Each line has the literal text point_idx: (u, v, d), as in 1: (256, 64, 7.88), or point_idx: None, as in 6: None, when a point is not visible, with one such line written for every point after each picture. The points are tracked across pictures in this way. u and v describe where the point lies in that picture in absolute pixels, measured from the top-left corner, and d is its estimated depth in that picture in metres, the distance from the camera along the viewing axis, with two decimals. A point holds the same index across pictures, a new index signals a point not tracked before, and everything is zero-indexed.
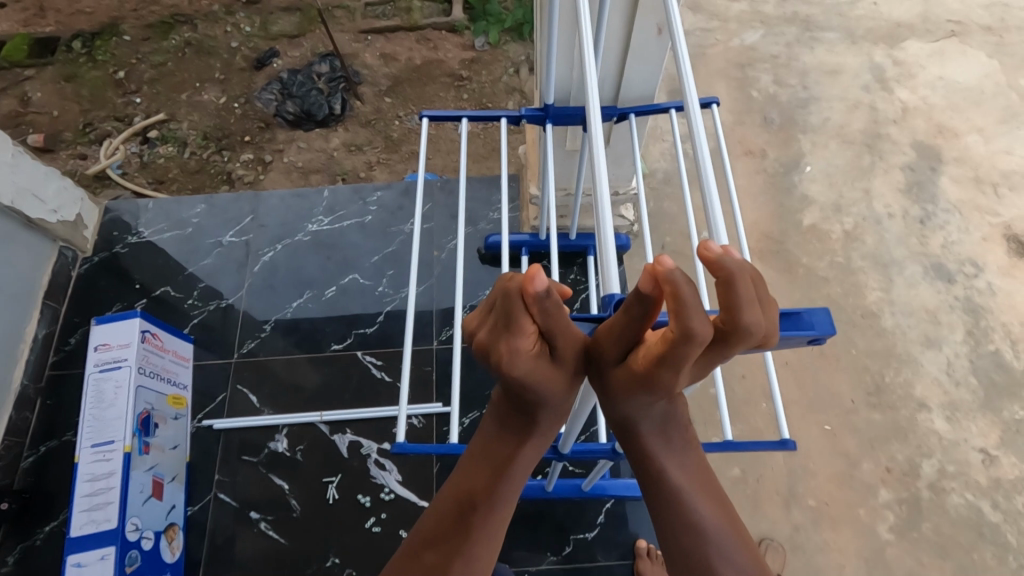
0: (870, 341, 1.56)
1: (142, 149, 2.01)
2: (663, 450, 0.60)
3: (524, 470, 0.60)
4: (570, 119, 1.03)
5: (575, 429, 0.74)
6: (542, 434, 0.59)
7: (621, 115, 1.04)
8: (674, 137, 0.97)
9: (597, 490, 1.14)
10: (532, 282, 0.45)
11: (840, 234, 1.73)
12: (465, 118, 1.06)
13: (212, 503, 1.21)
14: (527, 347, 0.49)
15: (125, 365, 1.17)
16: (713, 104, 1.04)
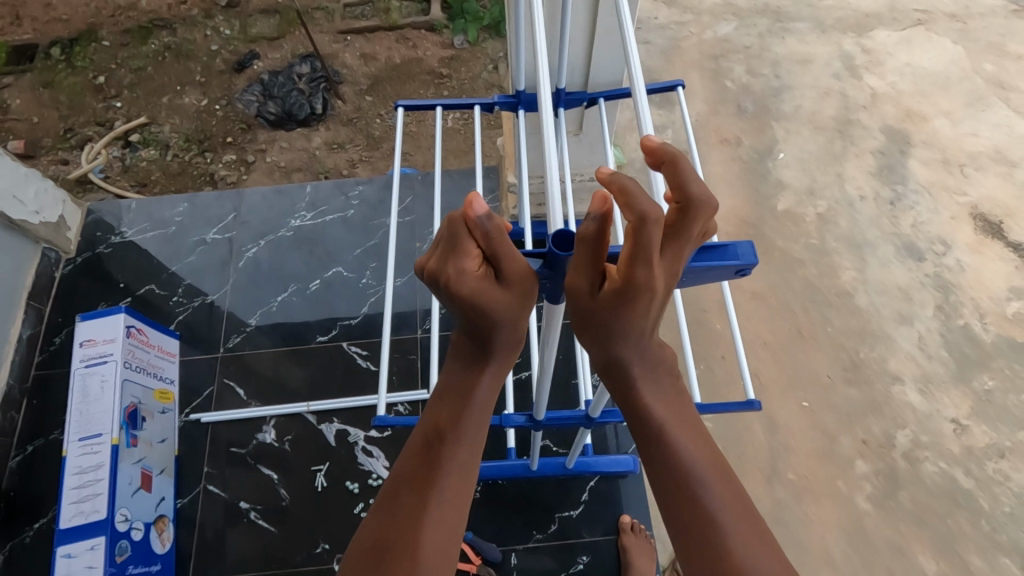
0: (846, 319, 1.60)
1: (124, 153, 2.02)
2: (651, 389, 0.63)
3: (488, 399, 0.63)
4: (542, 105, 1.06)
5: (544, 392, 0.78)
6: (497, 367, 0.63)
7: (591, 99, 1.06)
8: (643, 118, 1.00)
9: (580, 466, 1.18)
10: (476, 211, 0.51)
11: (814, 217, 1.77)
12: (439, 105, 1.07)
13: (201, 495, 1.22)
14: (474, 270, 0.54)
15: (111, 360, 1.17)
16: (680, 87, 1.06)
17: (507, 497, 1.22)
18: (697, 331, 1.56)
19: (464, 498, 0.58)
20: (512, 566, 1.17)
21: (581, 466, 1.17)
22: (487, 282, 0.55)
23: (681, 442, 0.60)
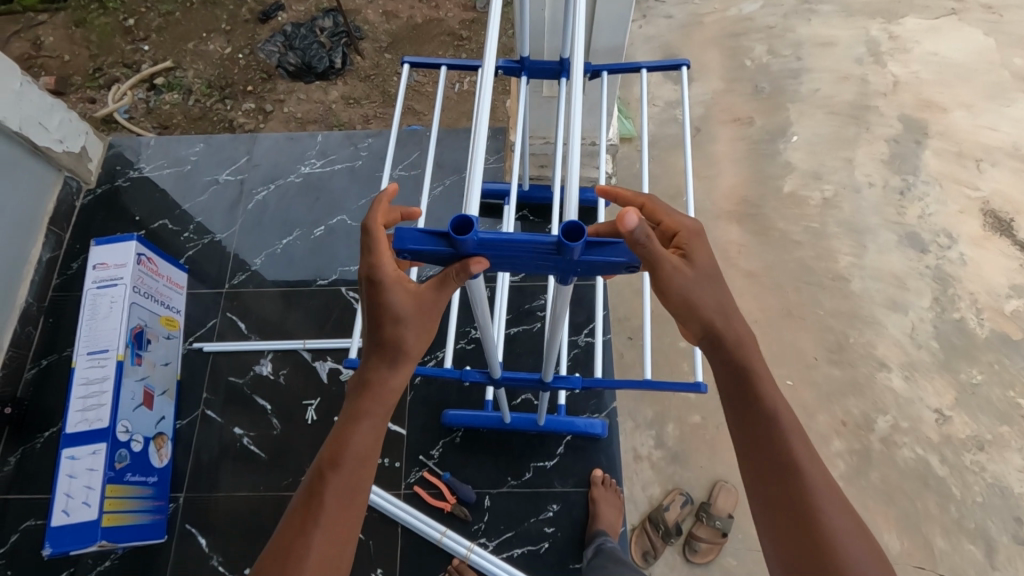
0: (838, 303, 1.61)
1: (149, 95, 2.07)
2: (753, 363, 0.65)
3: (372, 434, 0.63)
4: (545, 73, 1.08)
5: (494, 351, 0.86)
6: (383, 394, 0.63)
7: (595, 71, 1.08)
8: (642, 94, 1.01)
9: (551, 423, 1.25)
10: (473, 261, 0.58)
11: (819, 201, 1.76)
12: (444, 65, 1.09)
13: (199, 419, 1.30)
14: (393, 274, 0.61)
15: (121, 283, 1.23)
16: (685, 66, 1.09)
17: (485, 444, 1.27)
18: None
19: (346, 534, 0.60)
20: (486, 507, 1.22)
21: (552, 423, 1.25)
22: (396, 287, 0.61)
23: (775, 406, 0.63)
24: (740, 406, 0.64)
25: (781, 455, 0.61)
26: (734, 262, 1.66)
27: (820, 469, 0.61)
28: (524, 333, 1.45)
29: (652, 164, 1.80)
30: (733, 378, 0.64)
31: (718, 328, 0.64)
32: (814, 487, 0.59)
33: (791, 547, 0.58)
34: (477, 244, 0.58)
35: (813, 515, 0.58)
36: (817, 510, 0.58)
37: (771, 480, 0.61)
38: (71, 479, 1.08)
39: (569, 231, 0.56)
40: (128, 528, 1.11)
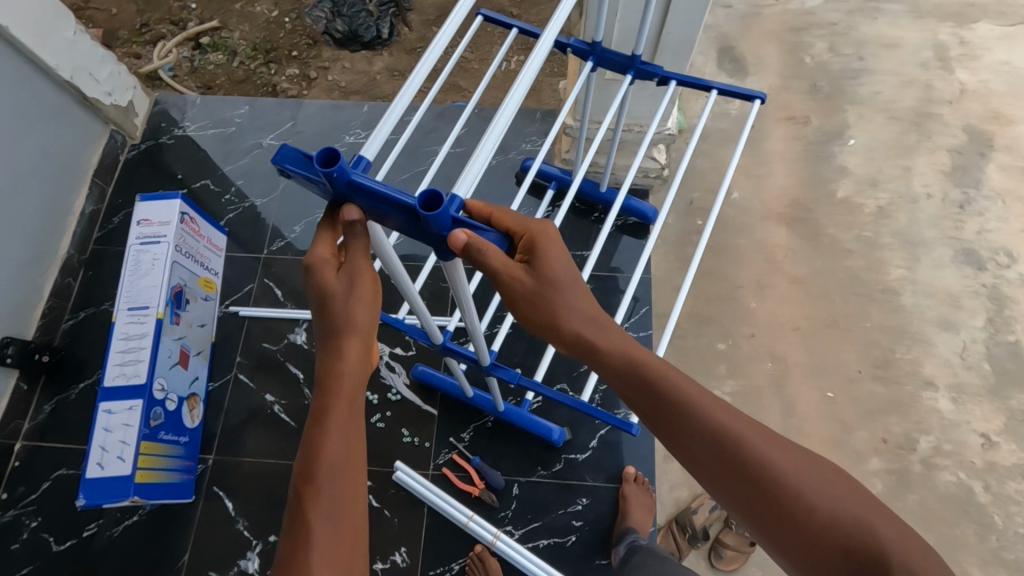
0: (885, 316, 1.55)
1: (193, 54, 2.06)
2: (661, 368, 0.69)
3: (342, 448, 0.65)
4: (614, 63, 1.03)
5: (427, 318, 0.85)
6: (348, 394, 0.65)
7: (664, 77, 1.03)
8: (704, 113, 1.01)
9: (509, 411, 1.21)
10: (345, 210, 0.60)
11: (873, 209, 1.70)
12: (515, 28, 1.02)
13: (232, 382, 1.30)
14: (321, 251, 0.64)
15: (163, 241, 1.21)
16: (759, 100, 1.07)
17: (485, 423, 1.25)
18: (727, 308, 1.55)
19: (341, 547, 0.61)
20: (514, 495, 1.21)
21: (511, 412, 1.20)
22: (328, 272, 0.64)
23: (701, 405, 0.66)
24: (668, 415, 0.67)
25: (706, 428, 0.64)
26: (779, 266, 1.61)
27: (742, 418, 0.65)
28: None
29: (700, 158, 1.75)
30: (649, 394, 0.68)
31: (593, 339, 0.70)
32: (749, 440, 0.63)
33: (754, 509, 0.62)
34: (345, 180, 0.57)
35: (757, 470, 0.62)
36: (760, 462, 0.62)
37: (710, 465, 0.64)
38: (106, 433, 1.08)
39: (424, 202, 0.55)
40: (159, 486, 1.11)
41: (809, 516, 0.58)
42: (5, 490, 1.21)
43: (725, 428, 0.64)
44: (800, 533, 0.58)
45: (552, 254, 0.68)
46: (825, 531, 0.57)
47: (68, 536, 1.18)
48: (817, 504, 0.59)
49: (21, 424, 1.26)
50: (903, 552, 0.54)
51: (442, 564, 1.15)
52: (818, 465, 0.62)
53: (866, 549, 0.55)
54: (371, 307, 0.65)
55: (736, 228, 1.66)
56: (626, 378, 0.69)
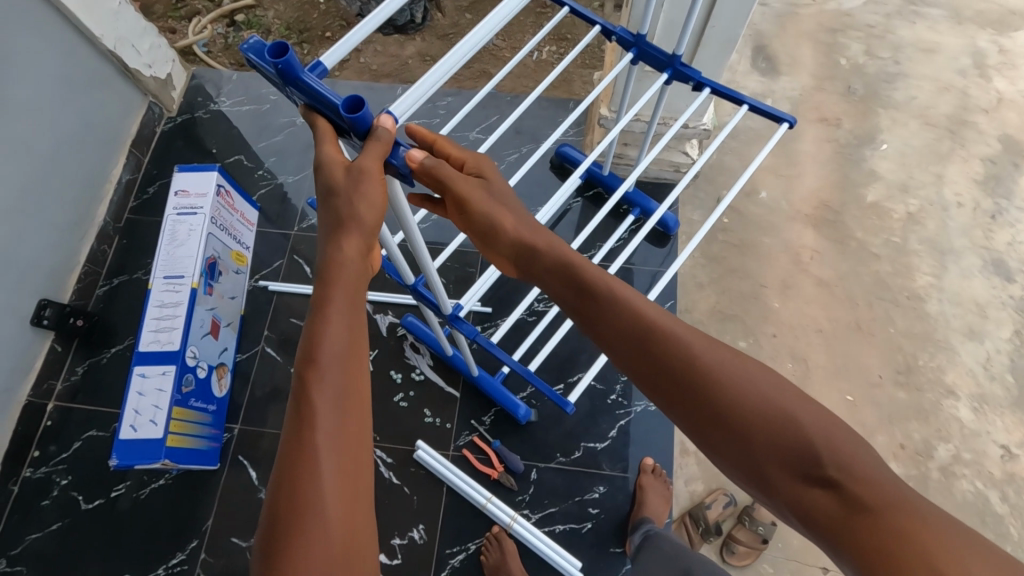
0: (910, 323, 1.54)
1: (228, 31, 2.08)
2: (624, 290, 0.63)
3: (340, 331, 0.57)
4: (655, 60, 1.02)
5: (396, 255, 0.87)
6: (352, 278, 0.60)
7: (700, 83, 1.01)
8: (726, 130, 1.00)
9: (481, 378, 1.23)
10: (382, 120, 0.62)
11: (902, 214, 1.68)
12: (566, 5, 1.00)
13: (259, 354, 1.32)
14: (330, 151, 0.62)
15: (199, 212, 1.23)
16: (786, 124, 1.05)
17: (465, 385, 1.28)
18: (750, 306, 1.55)
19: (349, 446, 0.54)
20: (532, 480, 1.22)
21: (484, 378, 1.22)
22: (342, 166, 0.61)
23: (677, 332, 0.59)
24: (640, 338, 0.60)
25: (641, 327, 0.60)
26: (805, 268, 1.61)
27: (672, 318, 0.61)
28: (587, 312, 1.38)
29: (730, 156, 1.74)
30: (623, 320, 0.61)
31: (533, 244, 0.67)
32: (686, 338, 0.59)
33: (680, 405, 0.58)
34: (293, 77, 0.60)
35: (692, 367, 0.57)
36: (696, 362, 0.57)
37: (640, 365, 0.60)
38: (140, 397, 1.10)
39: (348, 105, 0.60)
40: (188, 451, 1.13)
41: (739, 412, 0.55)
42: (38, 448, 1.24)
43: (660, 326, 0.60)
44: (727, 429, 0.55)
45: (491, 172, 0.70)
46: (757, 426, 0.54)
47: (96, 495, 1.21)
48: (750, 397, 0.55)
49: (54, 385, 1.29)
50: (832, 444, 0.52)
51: (459, 543, 1.17)
52: (754, 366, 0.58)
53: (799, 443, 0.52)
54: (378, 196, 0.61)
55: (762, 228, 1.65)
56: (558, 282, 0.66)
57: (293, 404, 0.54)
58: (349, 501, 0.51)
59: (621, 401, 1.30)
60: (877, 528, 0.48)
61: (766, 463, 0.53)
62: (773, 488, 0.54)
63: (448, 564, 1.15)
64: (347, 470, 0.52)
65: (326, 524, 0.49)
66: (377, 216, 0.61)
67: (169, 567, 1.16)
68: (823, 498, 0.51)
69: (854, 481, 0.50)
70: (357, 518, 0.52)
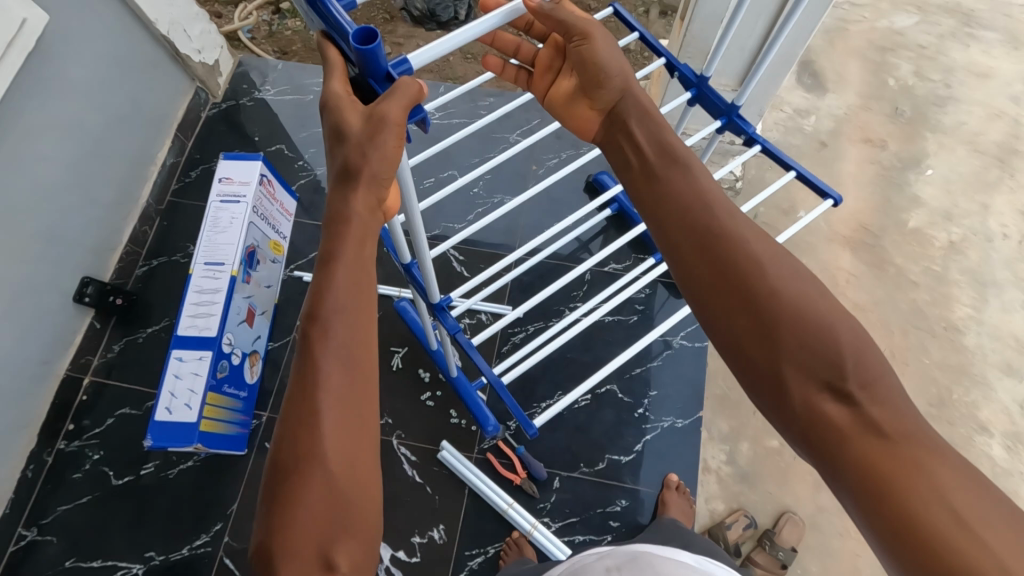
0: (946, 354, 1.51)
1: (272, 18, 2.10)
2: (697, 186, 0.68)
3: (349, 291, 0.58)
4: (712, 106, 1.00)
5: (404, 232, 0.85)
6: (356, 235, 0.60)
7: (751, 138, 1.00)
8: (768, 193, 0.99)
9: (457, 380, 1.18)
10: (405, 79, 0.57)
11: (945, 243, 1.65)
12: (637, 31, 0.98)
13: (290, 344, 1.34)
14: (337, 86, 0.61)
15: (242, 201, 1.24)
16: (830, 201, 1.03)
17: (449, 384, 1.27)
18: None
19: (355, 407, 0.55)
20: (554, 488, 1.22)
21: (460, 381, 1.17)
22: (355, 111, 0.60)
23: (746, 245, 0.62)
24: (698, 246, 0.64)
25: (709, 233, 0.64)
26: (841, 291, 1.58)
27: (745, 234, 0.63)
28: (616, 322, 1.37)
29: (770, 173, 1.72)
30: (693, 232, 0.65)
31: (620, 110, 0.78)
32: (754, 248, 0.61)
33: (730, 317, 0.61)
34: None
35: (749, 269, 0.60)
36: (757, 279, 0.60)
37: (692, 269, 0.64)
38: (176, 380, 1.12)
39: (360, 37, 0.56)
40: (219, 436, 1.16)
41: (790, 338, 0.57)
42: (73, 421, 1.27)
43: (724, 231, 0.63)
44: (765, 336, 0.58)
45: (604, 45, 0.75)
46: (795, 343, 0.57)
47: (126, 472, 1.24)
48: (802, 322, 0.57)
49: (90, 360, 1.31)
50: (862, 373, 0.55)
51: (478, 546, 1.17)
52: (809, 288, 0.59)
53: (836, 368, 0.55)
54: (392, 154, 0.59)
55: (799, 247, 1.63)
56: (630, 150, 0.75)
57: (299, 358, 0.55)
58: (348, 453, 0.54)
59: (648, 416, 1.29)
60: (882, 451, 0.52)
61: (791, 385, 0.57)
62: (795, 414, 0.57)
63: (466, 566, 1.16)
64: (355, 422, 0.55)
65: (331, 482, 0.52)
66: (386, 169, 0.60)
67: (193, 547, 1.18)
68: (836, 411, 0.55)
69: (879, 409, 0.54)
70: (361, 473, 0.54)
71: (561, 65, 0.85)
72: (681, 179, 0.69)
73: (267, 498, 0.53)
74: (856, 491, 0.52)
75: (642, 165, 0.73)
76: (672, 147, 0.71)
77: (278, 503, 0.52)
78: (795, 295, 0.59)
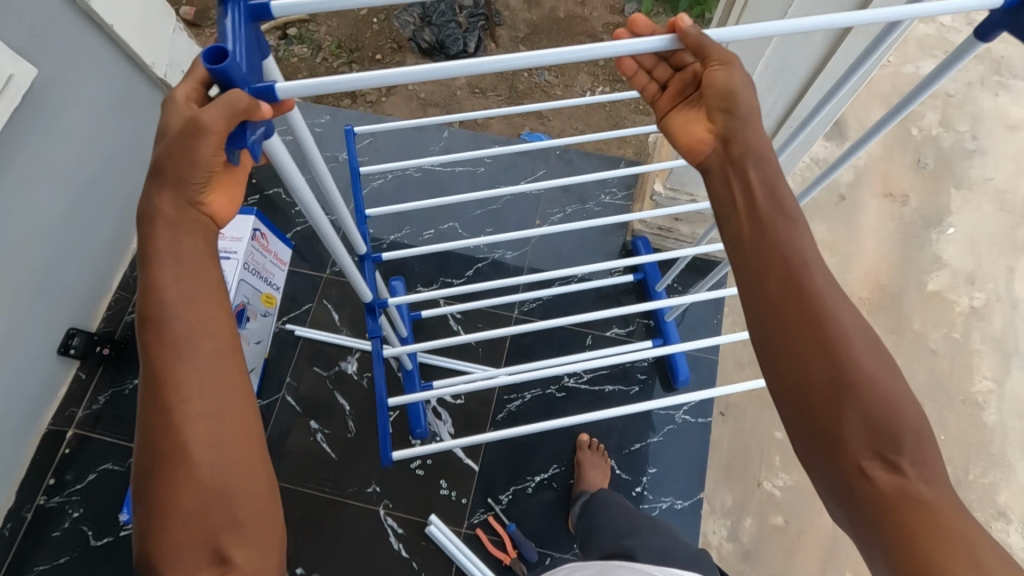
0: (964, 430, 1.44)
1: (279, 44, 2.04)
2: (806, 241, 0.61)
3: (184, 293, 0.58)
4: None
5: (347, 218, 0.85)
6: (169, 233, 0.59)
7: None
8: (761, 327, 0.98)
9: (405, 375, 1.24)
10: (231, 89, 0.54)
11: (966, 308, 1.57)
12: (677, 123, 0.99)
13: (279, 402, 1.29)
14: (180, 90, 0.58)
15: (232, 257, 1.20)
16: None
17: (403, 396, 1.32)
18: None
19: (219, 403, 0.57)
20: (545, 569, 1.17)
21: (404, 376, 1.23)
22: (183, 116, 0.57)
23: (834, 306, 0.58)
24: (787, 297, 0.59)
25: (796, 284, 0.59)
26: None
27: (834, 294, 0.58)
28: (618, 392, 1.31)
29: None
30: (784, 283, 0.59)
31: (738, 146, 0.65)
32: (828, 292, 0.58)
33: (795, 370, 0.57)
34: None
35: (828, 326, 0.57)
36: (838, 342, 0.56)
37: (769, 320, 0.59)
38: None
39: (208, 58, 0.53)
40: None
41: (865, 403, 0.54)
42: (53, 476, 1.23)
43: (817, 292, 0.58)
44: (833, 385, 0.55)
45: (741, 75, 0.64)
46: (868, 407, 0.54)
47: (106, 532, 1.20)
48: (874, 393, 0.55)
49: (75, 412, 1.28)
50: (917, 450, 0.54)
51: None
52: (881, 354, 0.57)
53: (895, 433, 0.54)
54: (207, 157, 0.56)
55: None
56: (737, 188, 0.65)
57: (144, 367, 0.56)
58: (220, 451, 0.55)
59: (648, 495, 1.26)
60: (930, 525, 0.50)
61: (845, 443, 0.54)
62: (840, 475, 0.55)
63: None
64: (220, 412, 0.56)
65: (202, 490, 0.54)
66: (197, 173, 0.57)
67: None
68: (887, 482, 0.53)
69: (931, 489, 0.52)
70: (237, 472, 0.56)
71: (695, 93, 0.71)
72: (780, 225, 0.62)
73: (143, 500, 0.55)
74: (880, 552, 0.52)
75: (747, 208, 0.64)
76: (783, 195, 0.63)
77: (158, 502, 0.54)
78: (867, 366, 0.56)
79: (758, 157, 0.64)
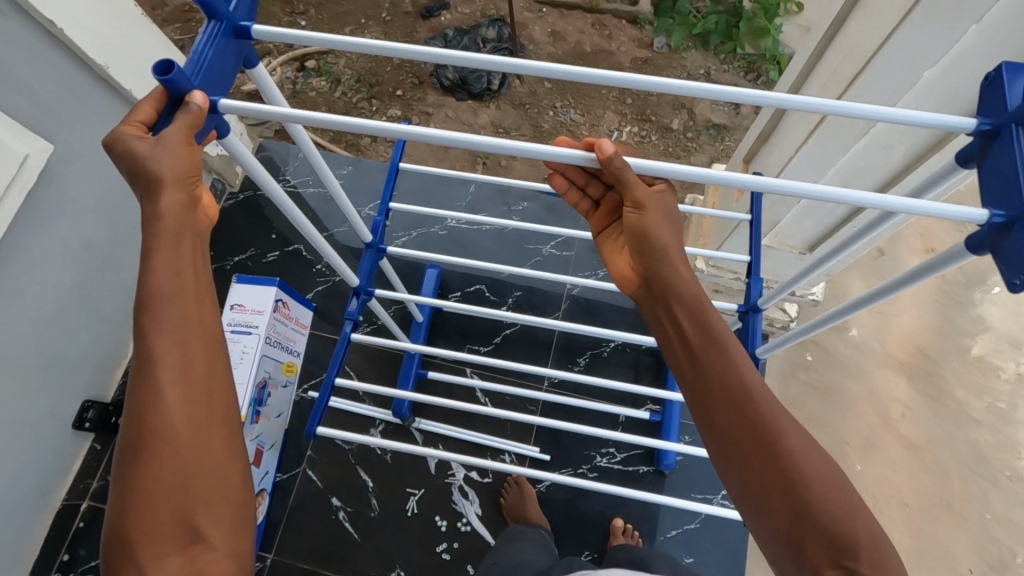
0: (1010, 508, 1.38)
1: (296, 76, 1.97)
2: (743, 357, 0.59)
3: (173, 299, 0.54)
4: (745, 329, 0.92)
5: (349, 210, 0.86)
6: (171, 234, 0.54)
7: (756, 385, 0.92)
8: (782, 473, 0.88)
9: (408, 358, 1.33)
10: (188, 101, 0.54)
11: (1012, 375, 1.50)
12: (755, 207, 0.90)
13: (300, 476, 1.25)
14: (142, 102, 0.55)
15: (254, 332, 1.15)
16: None
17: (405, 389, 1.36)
18: None
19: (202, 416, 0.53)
20: None
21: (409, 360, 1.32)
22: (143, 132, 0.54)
23: (774, 415, 0.56)
24: (729, 408, 0.58)
25: (738, 394, 0.58)
26: (894, 426, 1.46)
27: (773, 400, 0.57)
28: (648, 472, 1.28)
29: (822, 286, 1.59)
30: (723, 392, 0.58)
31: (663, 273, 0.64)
32: (775, 413, 0.57)
33: (748, 473, 0.57)
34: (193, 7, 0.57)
35: (769, 439, 0.56)
36: (782, 449, 0.55)
37: (717, 430, 0.59)
38: None
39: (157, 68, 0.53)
40: None
41: (817, 509, 0.53)
42: (67, 551, 1.19)
43: (757, 403, 0.57)
44: (792, 505, 0.54)
45: (656, 216, 0.64)
46: (816, 514, 0.53)
47: None
48: (824, 497, 0.54)
49: (89, 484, 1.23)
50: (872, 551, 0.52)
51: None
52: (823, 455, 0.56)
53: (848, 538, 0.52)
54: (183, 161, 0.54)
55: (850, 373, 1.50)
56: (668, 324, 0.64)
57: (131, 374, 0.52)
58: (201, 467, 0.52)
59: None
60: None
61: (804, 544, 0.53)
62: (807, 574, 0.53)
63: None
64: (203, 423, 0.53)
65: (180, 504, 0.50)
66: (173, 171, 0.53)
67: None
68: None
69: None
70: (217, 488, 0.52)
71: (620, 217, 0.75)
72: (716, 345, 0.60)
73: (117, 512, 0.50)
74: None
75: (681, 340, 0.62)
76: (715, 328, 0.61)
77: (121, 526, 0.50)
78: (813, 473, 0.54)
79: (681, 296, 0.63)
